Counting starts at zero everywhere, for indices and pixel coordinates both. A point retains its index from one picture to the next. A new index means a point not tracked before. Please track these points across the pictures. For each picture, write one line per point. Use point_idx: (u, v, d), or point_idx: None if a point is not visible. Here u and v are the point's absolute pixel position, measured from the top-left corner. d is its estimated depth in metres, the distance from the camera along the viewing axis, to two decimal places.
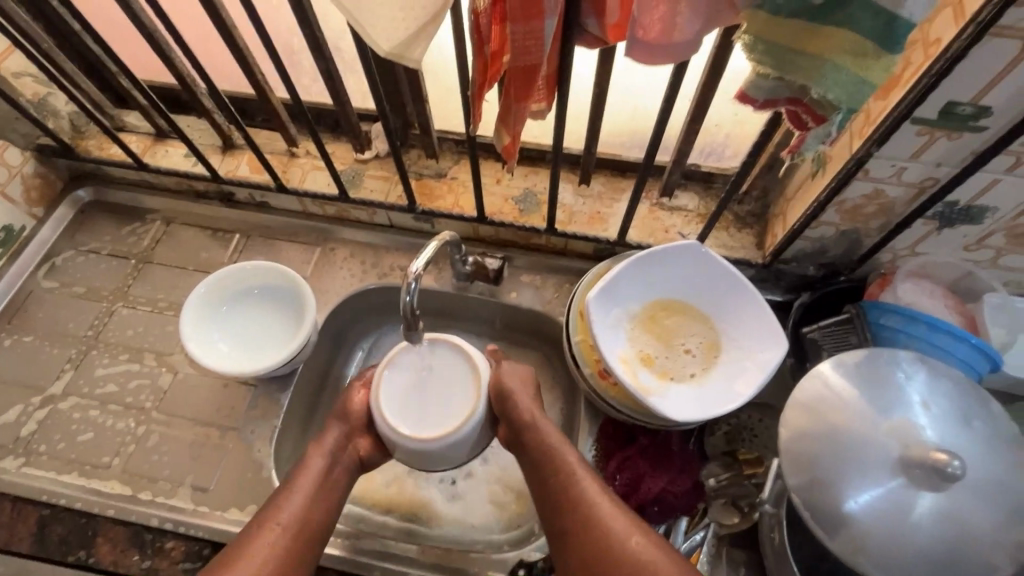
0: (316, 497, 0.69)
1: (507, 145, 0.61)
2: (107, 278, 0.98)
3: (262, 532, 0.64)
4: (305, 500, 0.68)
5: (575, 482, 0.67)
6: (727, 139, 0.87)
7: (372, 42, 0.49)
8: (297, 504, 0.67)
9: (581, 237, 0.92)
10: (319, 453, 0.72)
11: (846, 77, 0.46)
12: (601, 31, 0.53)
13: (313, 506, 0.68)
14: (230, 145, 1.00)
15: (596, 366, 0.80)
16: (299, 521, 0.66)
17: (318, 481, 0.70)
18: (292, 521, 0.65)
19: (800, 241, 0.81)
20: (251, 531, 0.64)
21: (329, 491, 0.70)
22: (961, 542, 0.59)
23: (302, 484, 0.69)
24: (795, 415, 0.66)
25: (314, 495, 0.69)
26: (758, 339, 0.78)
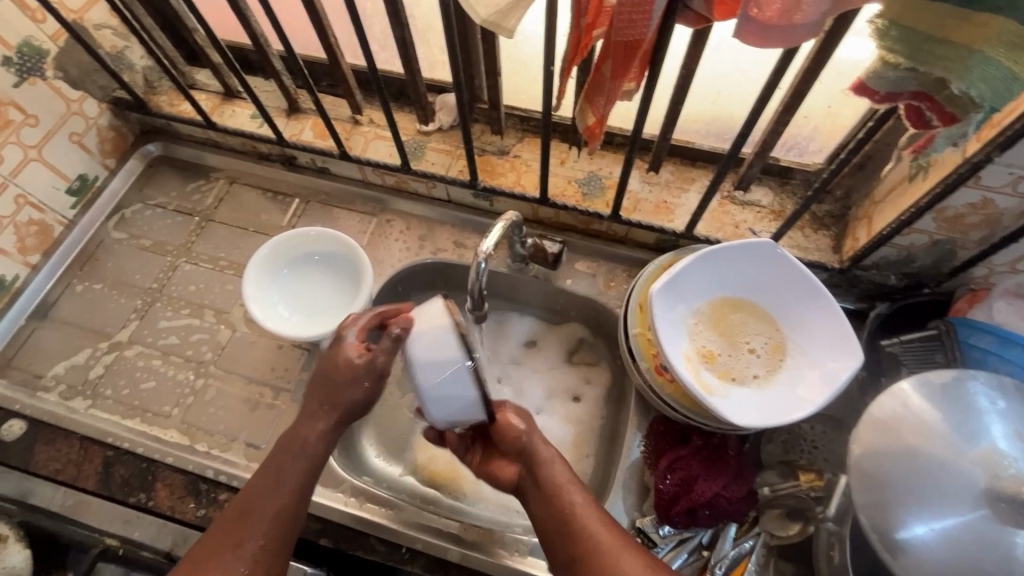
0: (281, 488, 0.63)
1: (591, 125, 0.59)
2: (173, 233, 1.00)
3: (232, 551, 0.59)
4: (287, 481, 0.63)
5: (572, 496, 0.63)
6: (813, 133, 0.82)
7: (470, 8, 0.47)
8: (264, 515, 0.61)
9: (645, 226, 0.89)
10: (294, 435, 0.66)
11: (991, 71, 0.42)
12: (705, 9, 0.50)
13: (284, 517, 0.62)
14: (295, 109, 1.00)
15: (654, 361, 0.77)
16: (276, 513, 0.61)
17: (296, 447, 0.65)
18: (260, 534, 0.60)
19: (885, 248, 0.76)
20: (221, 536, 0.60)
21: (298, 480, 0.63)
22: None
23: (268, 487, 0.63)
24: (871, 433, 0.62)
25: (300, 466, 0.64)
26: (830, 348, 0.74)
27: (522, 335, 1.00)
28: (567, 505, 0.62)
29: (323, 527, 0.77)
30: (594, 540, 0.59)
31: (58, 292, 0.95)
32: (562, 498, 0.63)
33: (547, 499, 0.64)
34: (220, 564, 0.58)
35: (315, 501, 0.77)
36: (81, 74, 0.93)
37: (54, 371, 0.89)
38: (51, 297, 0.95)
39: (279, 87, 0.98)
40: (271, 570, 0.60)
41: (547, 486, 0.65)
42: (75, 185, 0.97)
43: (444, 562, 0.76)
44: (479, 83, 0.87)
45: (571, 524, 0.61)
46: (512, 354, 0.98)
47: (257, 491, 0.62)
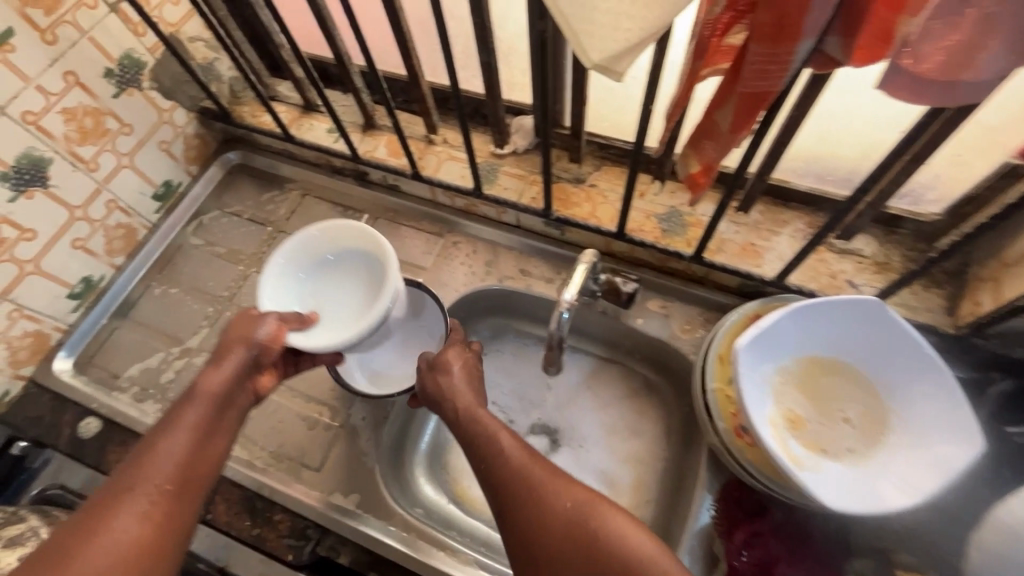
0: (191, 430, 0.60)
1: (695, 173, 0.54)
2: (246, 241, 1.02)
3: (135, 491, 0.54)
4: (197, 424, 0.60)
5: (541, 476, 0.61)
6: (934, 181, 0.73)
7: (580, 51, 0.43)
8: (167, 456, 0.57)
9: (729, 270, 0.82)
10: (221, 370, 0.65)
11: None
12: (841, 53, 0.42)
13: (187, 469, 0.58)
14: (371, 125, 1.00)
15: (734, 424, 0.71)
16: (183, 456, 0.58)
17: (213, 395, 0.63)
18: (166, 476, 0.56)
19: (1016, 319, 0.67)
20: (124, 480, 0.55)
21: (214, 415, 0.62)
22: None
23: (184, 426, 0.60)
24: (994, 539, 0.55)
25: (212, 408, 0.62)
26: (942, 426, 0.66)
27: (577, 373, 0.96)
28: (558, 498, 0.59)
29: (373, 561, 0.75)
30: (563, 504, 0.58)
31: (137, 293, 0.99)
32: (518, 465, 0.62)
33: (489, 463, 0.64)
34: (124, 505, 0.52)
35: (365, 533, 0.75)
36: (173, 85, 0.95)
37: (130, 371, 0.92)
38: (132, 299, 0.98)
39: (357, 104, 0.98)
40: (167, 521, 0.54)
41: (510, 467, 0.62)
42: (161, 191, 1.00)
43: None
44: (561, 109, 0.84)
45: (534, 495, 0.60)
46: (570, 391, 0.95)
47: (168, 432, 0.59)
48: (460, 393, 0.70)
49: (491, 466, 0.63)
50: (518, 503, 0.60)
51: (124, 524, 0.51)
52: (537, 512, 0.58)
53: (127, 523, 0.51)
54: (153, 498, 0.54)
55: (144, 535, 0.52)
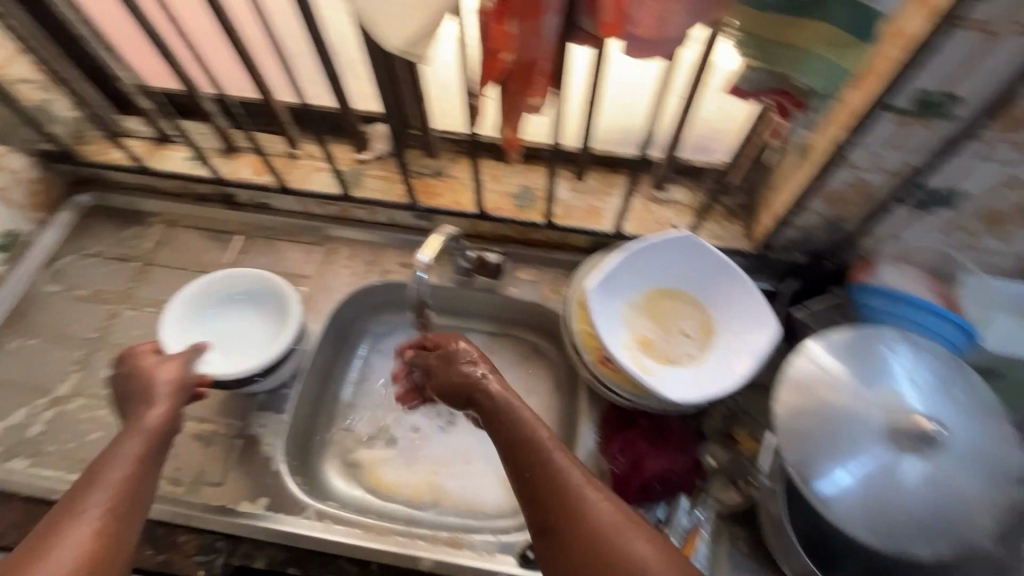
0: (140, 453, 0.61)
1: (509, 138, 0.66)
2: (111, 280, 0.99)
3: (82, 517, 0.53)
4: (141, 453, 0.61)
5: (577, 481, 0.58)
6: (716, 133, 0.91)
7: (382, 41, 0.53)
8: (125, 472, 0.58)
9: (578, 231, 0.95)
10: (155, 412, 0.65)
11: (824, 64, 0.50)
12: (594, 28, 0.56)
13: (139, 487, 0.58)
14: (231, 148, 1.02)
15: (596, 352, 0.82)
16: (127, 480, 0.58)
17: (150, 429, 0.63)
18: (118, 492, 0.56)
19: (788, 229, 0.85)
20: (67, 510, 0.54)
21: (161, 443, 0.63)
22: (947, 502, 0.62)
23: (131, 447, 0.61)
24: (788, 393, 0.68)
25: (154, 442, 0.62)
26: (750, 324, 0.82)
27: None
28: (586, 508, 0.56)
29: (290, 557, 0.77)
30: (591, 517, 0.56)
31: None
32: (539, 456, 0.61)
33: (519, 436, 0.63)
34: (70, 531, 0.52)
35: (281, 530, 0.76)
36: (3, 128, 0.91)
37: None
38: None
39: (213, 129, 1.00)
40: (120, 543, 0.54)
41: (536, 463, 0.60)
42: (2, 241, 0.95)
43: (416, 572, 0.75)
44: (410, 110, 0.93)
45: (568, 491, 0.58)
46: None
47: (111, 462, 0.59)
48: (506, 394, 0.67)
49: (512, 437, 0.63)
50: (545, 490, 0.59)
51: (84, 536, 0.52)
52: (573, 519, 0.56)
53: (87, 541, 0.52)
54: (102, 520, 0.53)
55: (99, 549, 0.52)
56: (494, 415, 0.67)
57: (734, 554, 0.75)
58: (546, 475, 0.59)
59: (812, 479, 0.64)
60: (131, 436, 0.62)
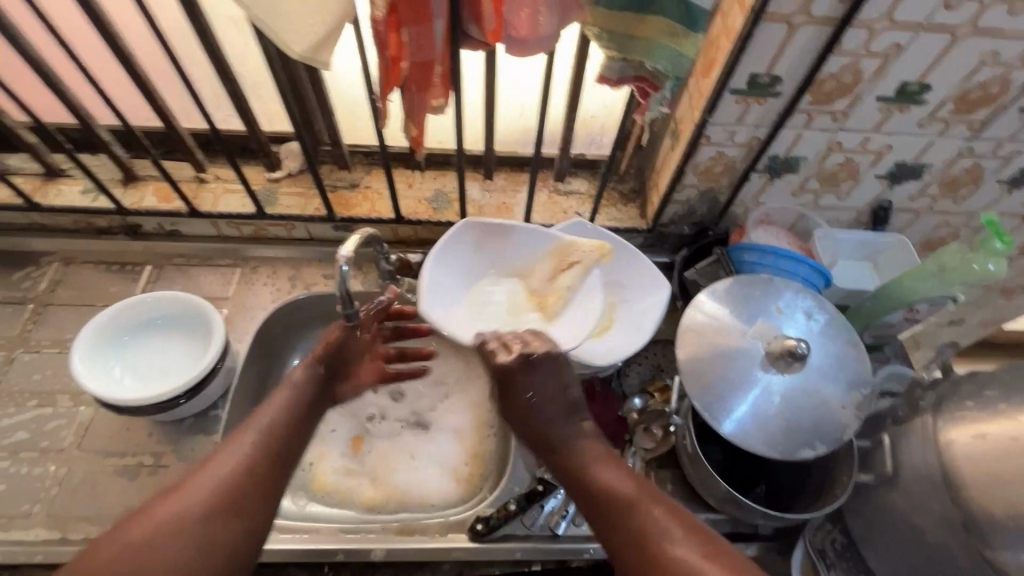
0: (271, 443, 0.63)
1: (415, 135, 0.71)
2: (2, 326, 0.92)
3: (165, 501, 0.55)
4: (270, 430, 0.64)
5: (621, 490, 0.62)
6: (603, 129, 1.02)
7: (286, 47, 0.56)
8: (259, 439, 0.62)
9: (492, 225, 1.02)
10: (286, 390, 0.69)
11: (669, 52, 0.60)
12: (481, 35, 0.62)
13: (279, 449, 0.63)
14: (132, 177, 1.00)
15: (520, 332, 0.89)
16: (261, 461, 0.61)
17: (280, 413, 0.66)
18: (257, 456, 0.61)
19: (672, 205, 0.97)
20: (217, 484, 0.57)
21: (295, 432, 0.65)
22: (818, 408, 0.74)
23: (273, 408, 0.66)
24: (686, 340, 0.78)
25: (283, 422, 0.65)
26: (645, 288, 0.92)
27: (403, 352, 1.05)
28: (629, 512, 0.60)
29: None
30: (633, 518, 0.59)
31: None
32: (587, 471, 0.66)
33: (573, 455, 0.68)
34: (153, 511, 0.54)
35: None
36: None
37: None
38: None
39: (111, 159, 0.98)
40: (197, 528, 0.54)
41: (580, 473, 0.66)
42: None
43: (369, 564, 0.76)
44: (318, 126, 0.97)
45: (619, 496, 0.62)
46: None
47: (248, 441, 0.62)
48: (547, 407, 0.71)
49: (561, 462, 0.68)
50: (601, 504, 0.63)
51: (246, 455, 0.60)
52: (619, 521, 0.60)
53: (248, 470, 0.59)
54: (178, 506, 0.55)
55: (248, 481, 0.59)
56: (538, 431, 0.71)
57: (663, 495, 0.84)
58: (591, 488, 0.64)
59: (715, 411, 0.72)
60: (278, 395, 0.68)
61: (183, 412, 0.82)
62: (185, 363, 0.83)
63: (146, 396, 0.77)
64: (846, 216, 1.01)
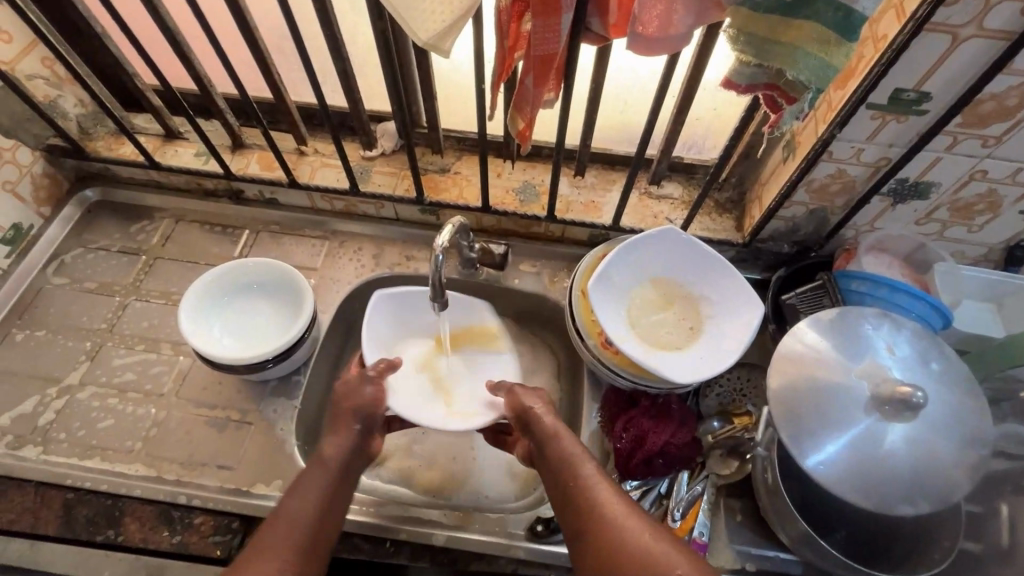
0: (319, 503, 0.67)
1: (521, 129, 0.69)
2: (118, 273, 1.00)
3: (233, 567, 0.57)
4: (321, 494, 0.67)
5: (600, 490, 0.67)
6: (707, 132, 0.97)
7: (412, 33, 0.56)
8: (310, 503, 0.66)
9: (578, 224, 1.00)
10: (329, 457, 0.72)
11: (813, 61, 0.55)
12: (602, 29, 0.61)
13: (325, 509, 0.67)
14: (240, 145, 1.05)
15: (599, 336, 0.86)
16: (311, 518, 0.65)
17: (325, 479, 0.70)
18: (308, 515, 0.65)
19: (775, 221, 0.91)
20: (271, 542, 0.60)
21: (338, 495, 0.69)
22: (927, 463, 0.67)
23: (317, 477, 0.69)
24: (780, 369, 0.73)
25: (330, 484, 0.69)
26: (737, 307, 0.87)
27: None
28: (599, 507, 0.65)
29: None
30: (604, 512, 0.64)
31: None
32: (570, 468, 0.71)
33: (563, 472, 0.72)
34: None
35: None
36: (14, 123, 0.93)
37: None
38: None
39: (223, 126, 1.03)
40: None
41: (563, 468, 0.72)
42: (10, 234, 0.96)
43: (429, 548, 0.78)
44: (417, 108, 0.97)
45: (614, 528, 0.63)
46: None
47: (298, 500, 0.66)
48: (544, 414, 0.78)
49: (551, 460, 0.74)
50: (585, 523, 0.65)
51: (303, 511, 0.65)
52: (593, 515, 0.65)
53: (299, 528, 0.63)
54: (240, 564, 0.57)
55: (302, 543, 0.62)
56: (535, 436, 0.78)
57: (731, 525, 0.81)
58: (571, 483, 0.69)
59: (807, 452, 0.67)
60: (320, 466, 0.71)
61: (271, 374, 0.87)
62: (276, 329, 0.87)
63: (242, 358, 0.81)
64: (974, 252, 0.90)
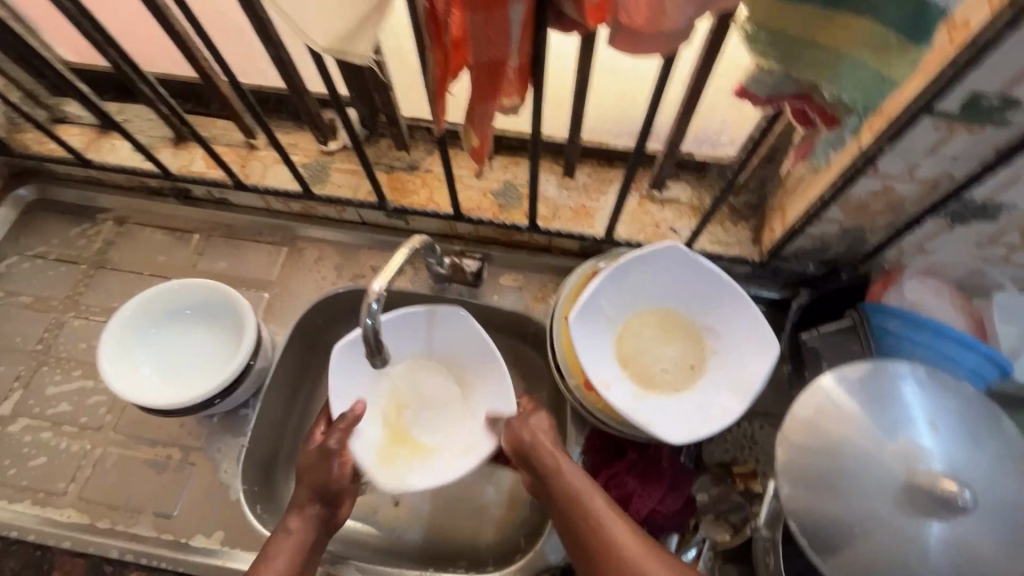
0: None
1: (475, 146, 0.55)
2: (56, 285, 0.91)
3: None
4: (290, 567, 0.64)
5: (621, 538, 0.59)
6: (722, 126, 0.80)
7: (307, 38, 0.42)
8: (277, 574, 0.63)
9: (565, 234, 0.86)
10: (295, 528, 0.66)
11: (861, 73, 0.40)
12: (579, 15, 0.44)
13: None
14: (182, 137, 0.92)
15: (582, 377, 0.74)
16: None
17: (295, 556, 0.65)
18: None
19: (800, 239, 0.75)
20: None
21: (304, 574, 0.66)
22: (968, 569, 0.55)
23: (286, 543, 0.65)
24: (792, 435, 0.60)
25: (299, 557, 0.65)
26: (748, 343, 0.73)
27: None
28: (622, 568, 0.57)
29: None
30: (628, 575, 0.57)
31: None
32: (580, 511, 0.62)
33: (568, 508, 0.63)
34: None
35: (233, 569, 0.72)
36: None
37: None
38: None
39: (159, 116, 0.90)
40: None
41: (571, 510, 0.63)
42: None
43: None
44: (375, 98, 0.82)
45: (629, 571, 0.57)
46: None
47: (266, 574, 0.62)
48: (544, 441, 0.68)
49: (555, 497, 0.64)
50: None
51: None
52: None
53: None
54: None
55: None
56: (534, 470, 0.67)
57: None
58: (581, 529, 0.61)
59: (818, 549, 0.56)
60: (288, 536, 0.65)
61: (213, 411, 0.78)
62: (216, 359, 0.77)
63: (171, 403, 0.71)
64: None
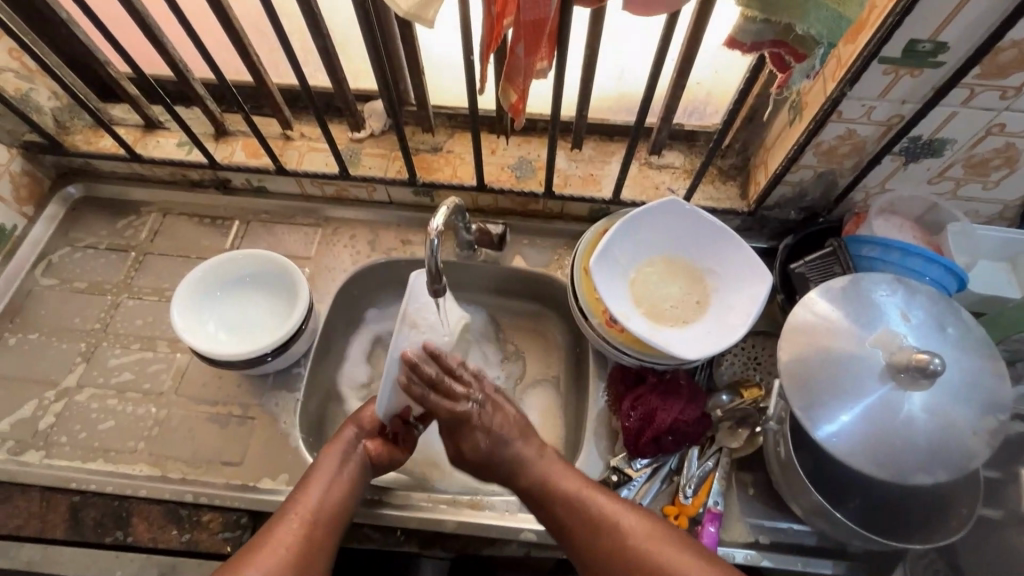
0: (331, 495, 0.70)
1: (514, 102, 0.66)
2: (108, 271, 0.98)
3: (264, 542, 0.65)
4: (329, 484, 0.71)
5: (571, 485, 0.71)
6: (708, 97, 0.92)
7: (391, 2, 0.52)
8: (320, 496, 0.69)
9: (577, 199, 0.96)
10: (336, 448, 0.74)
11: (824, 13, 0.52)
12: None
13: (333, 499, 0.70)
14: (223, 132, 1.01)
15: (604, 316, 0.84)
16: (318, 508, 0.68)
17: (335, 472, 0.72)
18: (317, 510, 0.68)
19: (782, 187, 0.87)
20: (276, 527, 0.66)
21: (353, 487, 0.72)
22: (946, 430, 0.66)
23: (331, 463, 0.72)
24: (788, 342, 0.71)
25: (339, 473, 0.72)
26: (744, 276, 0.84)
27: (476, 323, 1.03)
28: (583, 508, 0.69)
29: None
30: (587, 508, 0.69)
31: None
32: (534, 470, 0.73)
33: (527, 471, 0.74)
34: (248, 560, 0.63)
35: None
36: None
37: None
38: None
39: (203, 113, 0.98)
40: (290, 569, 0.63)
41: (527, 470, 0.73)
42: None
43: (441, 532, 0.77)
44: (404, 85, 0.93)
45: (600, 528, 0.68)
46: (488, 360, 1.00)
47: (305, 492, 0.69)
48: (480, 404, 0.75)
49: (506, 463, 0.74)
50: (567, 520, 0.70)
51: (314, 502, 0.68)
52: (575, 513, 0.69)
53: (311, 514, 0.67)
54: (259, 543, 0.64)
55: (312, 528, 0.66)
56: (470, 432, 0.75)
57: (744, 497, 0.80)
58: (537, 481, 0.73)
59: (822, 428, 0.65)
60: (329, 457, 0.73)
61: (269, 369, 0.85)
62: (273, 321, 0.86)
63: (238, 353, 0.79)
64: (989, 209, 0.87)
